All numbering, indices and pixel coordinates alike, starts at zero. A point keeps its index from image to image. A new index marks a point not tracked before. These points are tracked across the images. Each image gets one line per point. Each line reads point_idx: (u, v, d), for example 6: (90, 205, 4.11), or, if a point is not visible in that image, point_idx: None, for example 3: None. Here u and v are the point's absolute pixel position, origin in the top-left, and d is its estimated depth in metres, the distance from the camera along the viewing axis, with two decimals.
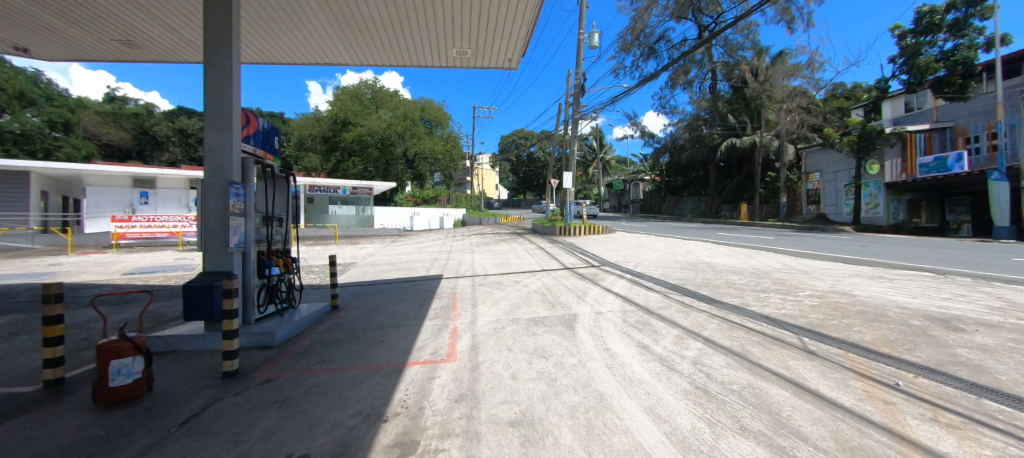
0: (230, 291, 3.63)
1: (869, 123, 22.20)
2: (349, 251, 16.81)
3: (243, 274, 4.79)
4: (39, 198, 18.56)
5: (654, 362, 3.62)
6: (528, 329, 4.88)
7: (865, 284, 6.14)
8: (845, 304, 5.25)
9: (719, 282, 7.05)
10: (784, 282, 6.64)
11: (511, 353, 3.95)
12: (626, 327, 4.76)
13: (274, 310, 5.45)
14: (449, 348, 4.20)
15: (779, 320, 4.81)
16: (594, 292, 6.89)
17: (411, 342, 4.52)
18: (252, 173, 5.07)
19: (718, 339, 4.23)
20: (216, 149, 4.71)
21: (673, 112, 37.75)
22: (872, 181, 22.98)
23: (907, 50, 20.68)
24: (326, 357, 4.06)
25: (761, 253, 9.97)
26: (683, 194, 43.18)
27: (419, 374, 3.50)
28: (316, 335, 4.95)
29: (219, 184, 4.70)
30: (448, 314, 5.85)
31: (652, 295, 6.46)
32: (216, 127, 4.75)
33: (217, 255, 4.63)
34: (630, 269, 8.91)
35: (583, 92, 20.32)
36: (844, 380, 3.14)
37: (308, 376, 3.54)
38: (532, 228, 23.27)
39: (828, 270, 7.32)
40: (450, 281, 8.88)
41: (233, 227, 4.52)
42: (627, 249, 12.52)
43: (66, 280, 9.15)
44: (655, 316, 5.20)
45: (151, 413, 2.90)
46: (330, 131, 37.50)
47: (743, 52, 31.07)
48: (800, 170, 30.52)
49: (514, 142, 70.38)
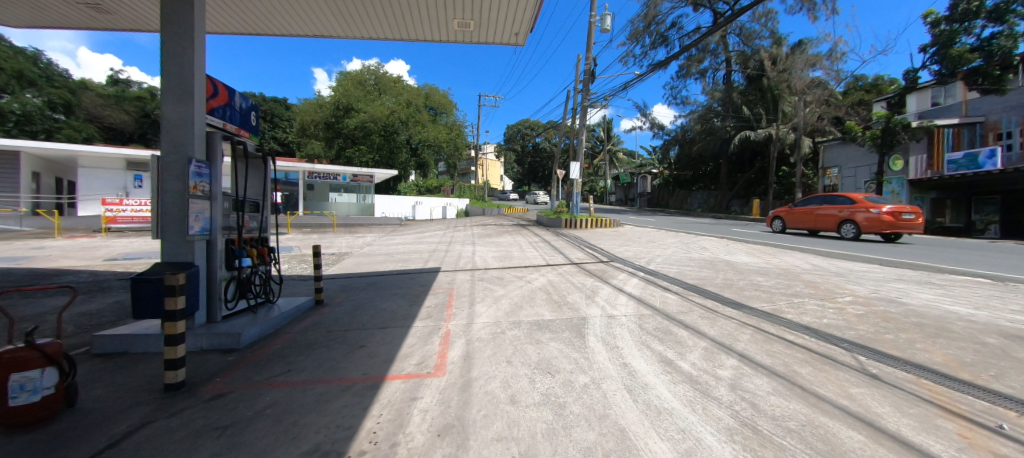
0: (173, 288, 2.99)
1: (895, 116, 21.00)
2: (345, 240, 16.20)
3: (206, 266, 4.20)
4: (30, 180, 18.11)
5: (682, 385, 2.96)
6: (531, 334, 4.27)
7: (913, 290, 5.42)
8: (896, 314, 4.56)
9: (742, 284, 6.39)
10: (818, 286, 5.93)
11: (510, 367, 3.33)
12: (644, 336, 4.12)
13: (246, 306, 4.89)
14: (438, 358, 3.58)
15: (823, 333, 4.15)
16: (603, 291, 6.29)
17: (395, 348, 3.91)
18: (219, 150, 4.47)
19: (755, 354, 3.59)
20: (175, 121, 4.08)
21: (684, 102, 36.50)
22: (895, 177, 21.86)
23: (940, 39, 19.42)
24: (295, 365, 3.47)
25: (784, 252, 9.21)
26: (693, 188, 42.03)
27: (399, 391, 2.91)
28: (290, 337, 4.35)
29: (178, 162, 4.08)
30: (441, 314, 5.24)
31: (669, 297, 5.82)
32: (173, 97, 4.11)
33: (175, 244, 4.04)
34: (642, 267, 8.24)
35: (594, 78, 19.44)
36: (930, 419, 2.47)
37: (267, 392, 2.94)
38: (537, 220, 22.48)
39: (865, 273, 6.58)
40: (447, 275, 8.26)
41: (193, 212, 3.92)
42: (636, 244, 11.84)
43: (41, 266, 8.66)
44: (677, 323, 4.57)
45: (57, 441, 2.31)
46: (332, 117, 36.76)
47: (759, 41, 29.72)
48: (817, 165, 29.31)
49: (520, 132, 69.25)
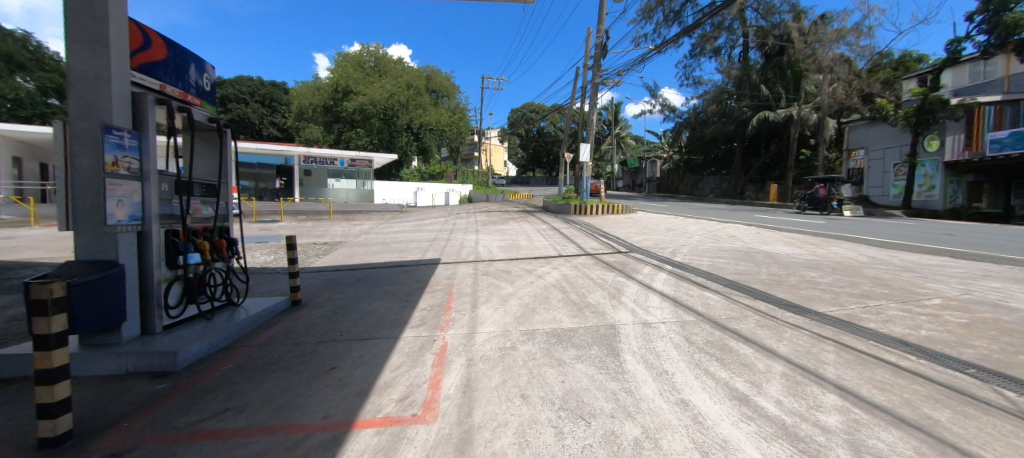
0: (43, 304, 2.01)
1: (932, 93, 19.42)
2: (341, 229, 15.24)
3: (134, 267, 3.28)
4: (10, 165, 17.35)
5: (778, 443, 2.02)
6: (549, 351, 3.36)
7: (1017, 291, 4.41)
8: (1014, 325, 3.58)
9: (795, 280, 5.41)
10: (891, 286, 4.93)
11: (526, 407, 2.41)
12: (697, 355, 3.19)
13: (196, 311, 4.01)
14: (431, 390, 2.66)
15: (930, 351, 3.20)
16: (628, 289, 5.35)
17: (376, 373, 2.99)
18: (151, 119, 3.47)
19: (857, 386, 2.67)
20: (87, 77, 3.08)
21: (697, 83, 34.83)
22: (929, 159, 20.38)
23: (990, 6, 17.53)
24: (236, 400, 2.57)
25: (829, 241, 8.16)
26: (705, 172, 40.66)
27: (368, 453, 1.97)
28: (248, 354, 3.45)
29: (91, 129, 3.09)
30: (438, 319, 4.35)
31: (710, 298, 4.86)
32: (80, 45, 3.10)
33: (91, 236, 3.09)
34: (668, 258, 7.26)
35: (606, 53, 18.05)
36: None
37: (180, 450, 2.04)
38: (544, 206, 21.30)
39: (942, 268, 5.56)
40: (447, 269, 7.37)
41: (113, 196, 2.99)
42: (656, 232, 10.79)
43: (3, 258, 7.89)
44: (734, 335, 3.62)
45: None
46: (331, 100, 35.46)
47: (780, 15, 27.53)
48: (840, 148, 27.80)
49: (524, 116, 67.25)
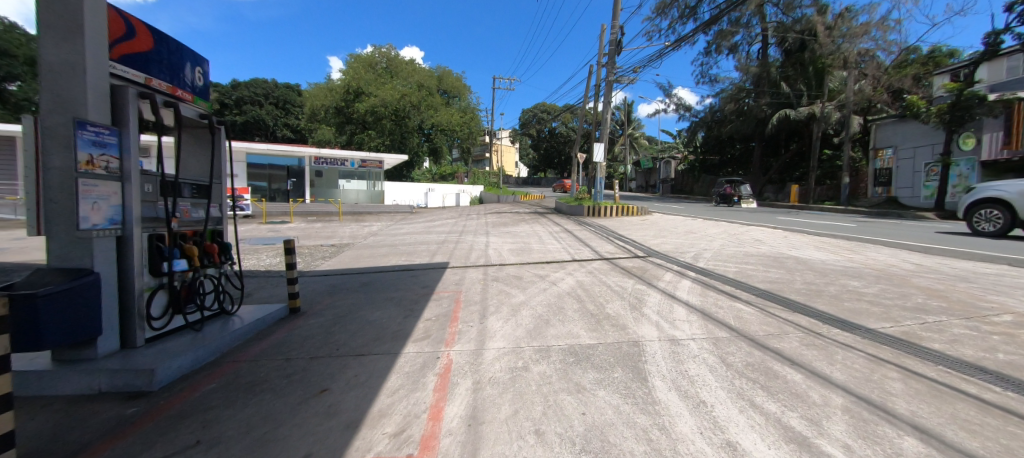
0: None
1: (968, 88, 18.29)
2: (349, 230, 15.07)
3: (111, 274, 3.00)
4: None
5: None
6: (566, 372, 2.98)
7: None
8: None
9: (836, 290, 4.90)
10: (949, 298, 4.39)
11: (542, 449, 2.01)
12: (738, 381, 2.77)
13: (185, 321, 3.77)
14: (431, 424, 2.28)
15: (1017, 380, 2.70)
16: (650, 299, 4.92)
17: (369, 399, 2.63)
18: (132, 113, 3.20)
19: (940, 427, 2.20)
20: (60, 67, 2.81)
21: (714, 80, 33.90)
22: (964, 159, 19.35)
23: None
24: (210, 431, 2.26)
25: (867, 246, 7.55)
26: (721, 173, 39.64)
27: None
28: (233, 371, 3.15)
29: (65, 125, 2.82)
30: (443, 332, 4.03)
31: (743, 310, 4.39)
32: (55, 33, 2.83)
33: (65, 241, 2.83)
34: (690, 264, 6.78)
35: (620, 49, 17.51)
36: None
37: None
38: (556, 207, 20.82)
39: (1002, 278, 4.99)
40: (455, 273, 7.04)
41: (88, 198, 2.73)
42: (674, 235, 10.26)
43: (7, 260, 7.81)
44: (776, 357, 3.18)
45: None
46: (342, 101, 35.64)
47: (801, 10, 26.59)
48: (865, 147, 26.67)
49: (535, 117, 66.80)
